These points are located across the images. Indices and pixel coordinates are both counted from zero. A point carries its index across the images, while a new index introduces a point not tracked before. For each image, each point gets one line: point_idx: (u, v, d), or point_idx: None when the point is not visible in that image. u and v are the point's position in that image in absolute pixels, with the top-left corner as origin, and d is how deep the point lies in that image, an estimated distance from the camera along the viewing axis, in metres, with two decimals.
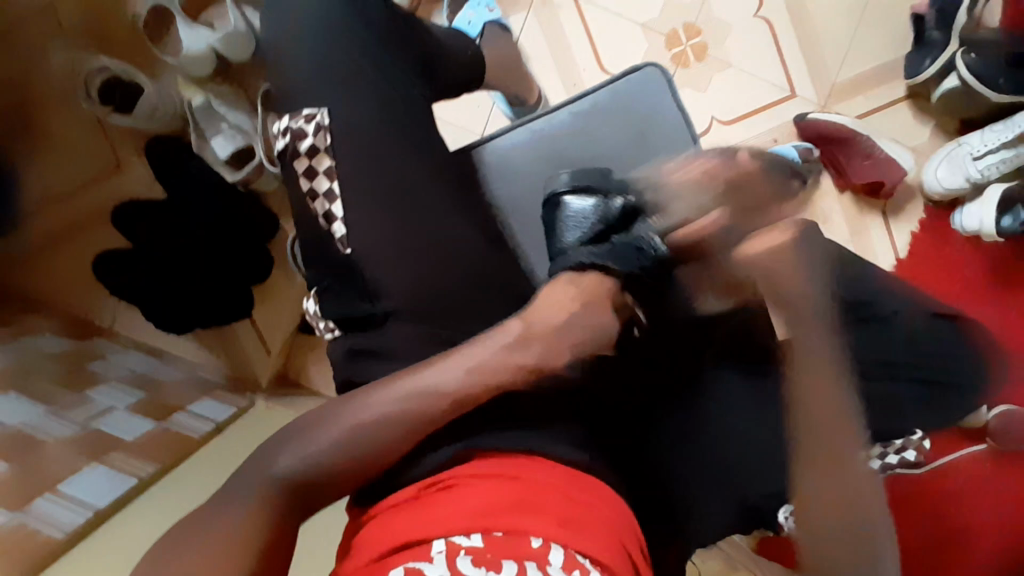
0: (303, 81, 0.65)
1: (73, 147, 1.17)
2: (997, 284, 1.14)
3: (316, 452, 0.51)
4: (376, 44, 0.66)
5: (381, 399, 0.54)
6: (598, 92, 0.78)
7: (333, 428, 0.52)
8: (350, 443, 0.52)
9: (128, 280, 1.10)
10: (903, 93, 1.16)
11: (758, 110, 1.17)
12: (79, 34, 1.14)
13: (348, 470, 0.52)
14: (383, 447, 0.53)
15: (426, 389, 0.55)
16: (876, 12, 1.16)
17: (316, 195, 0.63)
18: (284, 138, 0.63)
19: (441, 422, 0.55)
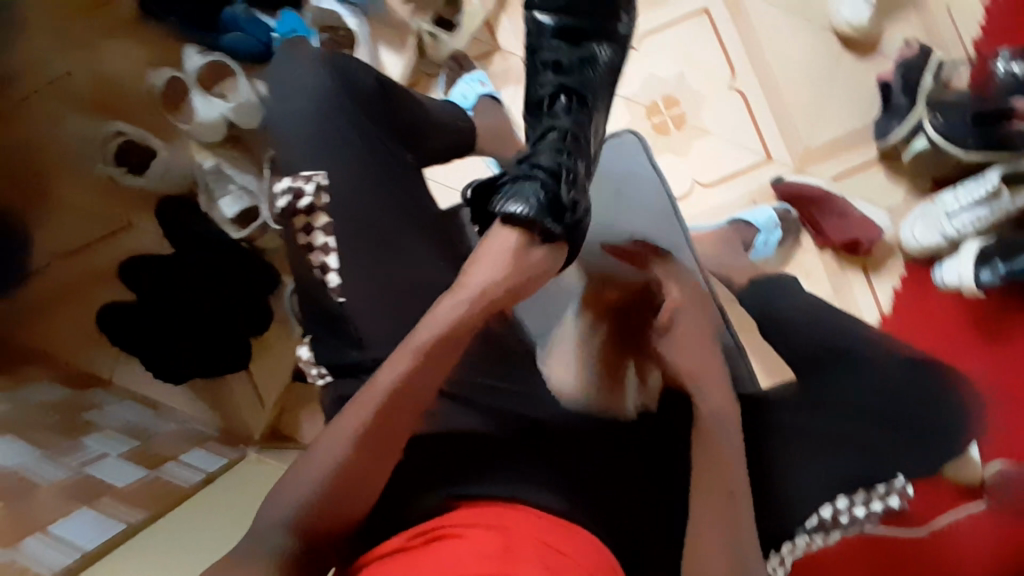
0: (297, 145, 0.67)
1: (79, 209, 1.20)
2: (984, 339, 1.18)
3: (300, 492, 0.56)
4: (371, 112, 0.71)
5: (348, 422, 0.57)
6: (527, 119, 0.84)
7: (308, 484, 0.57)
8: (329, 465, 0.57)
9: (129, 332, 1.14)
10: (875, 156, 1.23)
11: (737, 172, 1.23)
12: (92, 103, 1.18)
13: (334, 511, 0.57)
14: (358, 458, 0.57)
15: (374, 388, 0.58)
16: (847, 83, 1.23)
17: (314, 248, 0.65)
18: (285, 198, 0.65)
19: (396, 411, 0.58)
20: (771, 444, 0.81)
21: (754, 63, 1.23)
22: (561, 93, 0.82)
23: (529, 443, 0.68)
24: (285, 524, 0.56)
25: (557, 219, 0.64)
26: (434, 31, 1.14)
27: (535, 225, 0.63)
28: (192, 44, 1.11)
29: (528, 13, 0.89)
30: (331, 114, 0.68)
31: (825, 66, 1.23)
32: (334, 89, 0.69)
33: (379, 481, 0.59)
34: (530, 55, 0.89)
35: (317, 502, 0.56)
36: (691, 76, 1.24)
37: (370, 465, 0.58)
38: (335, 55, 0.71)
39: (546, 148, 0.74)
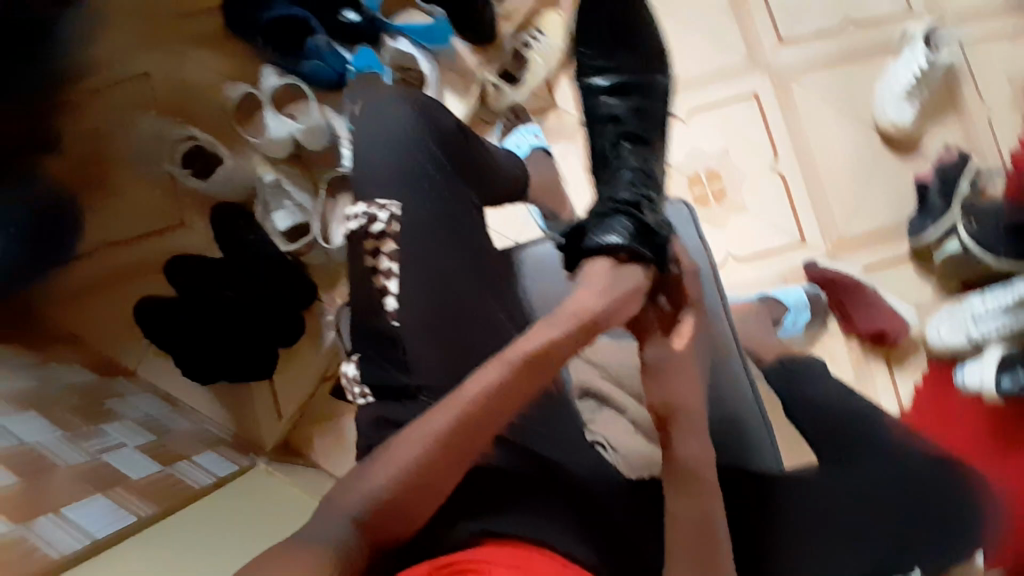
0: (375, 175, 0.71)
1: (135, 204, 1.24)
2: (1000, 446, 1.17)
3: (370, 486, 0.57)
4: (448, 154, 0.75)
5: (432, 420, 0.59)
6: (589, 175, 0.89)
7: (358, 491, 0.57)
8: (405, 461, 0.57)
9: (164, 327, 1.17)
10: (906, 253, 1.26)
11: (771, 251, 1.26)
12: (166, 106, 1.23)
13: (377, 524, 0.56)
14: (432, 461, 0.57)
15: (462, 395, 0.59)
16: (885, 180, 1.27)
17: (376, 272, 0.69)
18: (358, 221, 0.69)
19: (482, 416, 0.58)
20: (788, 524, 0.80)
21: (797, 150, 1.28)
22: (623, 139, 0.88)
23: (553, 486, 0.68)
24: (345, 519, 0.55)
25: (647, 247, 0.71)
26: (498, 83, 1.21)
27: (626, 250, 0.70)
28: (269, 65, 1.17)
29: (581, 73, 0.96)
30: (412, 148, 0.72)
31: (866, 162, 1.28)
32: (416, 125, 0.73)
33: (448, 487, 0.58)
34: (584, 111, 0.95)
35: (386, 496, 0.56)
36: (735, 154, 1.29)
37: (441, 468, 0.57)
38: (420, 94, 0.76)
39: (624, 185, 0.80)
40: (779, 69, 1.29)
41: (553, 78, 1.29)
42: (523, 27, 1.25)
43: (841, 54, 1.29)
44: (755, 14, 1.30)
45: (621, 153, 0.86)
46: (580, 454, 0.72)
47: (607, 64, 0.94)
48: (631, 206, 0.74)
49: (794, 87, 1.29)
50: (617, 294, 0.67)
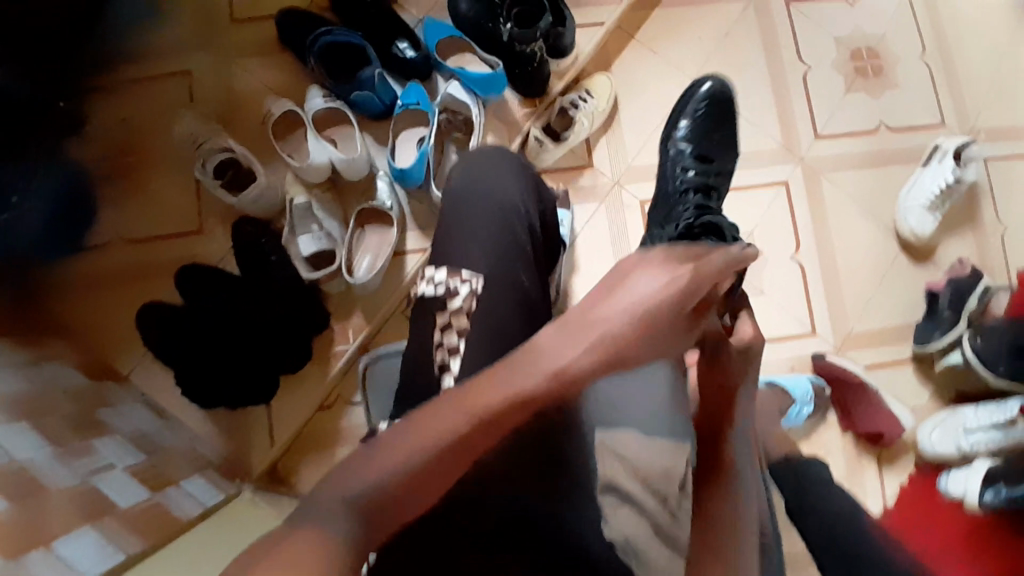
0: (469, 248, 0.73)
1: (157, 203, 1.20)
2: (976, 546, 1.19)
3: (395, 463, 0.47)
4: (536, 233, 0.79)
5: (484, 393, 0.50)
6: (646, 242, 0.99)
7: (396, 454, 0.47)
8: (443, 435, 0.48)
9: (169, 337, 1.13)
10: (908, 356, 1.29)
11: (783, 337, 1.28)
12: (202, 108, 1.20)
13: (412, 493, 0.47)
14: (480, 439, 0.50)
15: (535, 361, 0.54)
16: (896, 282, 1.32)
17: (441, 346, 0.69)
18: (435, 289, 0.71)
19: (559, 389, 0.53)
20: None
21: (818, 242, 1.32)
22: (699, 192, 1.01)
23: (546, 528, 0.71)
24: (360, 496, 0.45)
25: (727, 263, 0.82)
26: (541, 140, 1.22)
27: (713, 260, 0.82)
28: (317, 86, 1.18)
29: (666, 139, 1.09)
30: (510, 219, 0.75)
31: (881, 263, 1.32)
32: (521, 199, 0.78)
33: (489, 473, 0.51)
34: (662, 169, 1.07)
35: (411, 471, 0.47)
36: (759, 237, 1.31)
37: (482, 443, 0.49)
38: (524, 166, 0.81)
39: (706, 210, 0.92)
40: (811, 160, 1.34)
41: (592, 140, 1.32)
42: (571, 88, 1.29)
43: (870, 156, 1.35)
44: (794, 105, 1.36)
45: (697, 198, 0.99)
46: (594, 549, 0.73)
47: (692, 135, 1.07)
48: (711, 228, 0.89)
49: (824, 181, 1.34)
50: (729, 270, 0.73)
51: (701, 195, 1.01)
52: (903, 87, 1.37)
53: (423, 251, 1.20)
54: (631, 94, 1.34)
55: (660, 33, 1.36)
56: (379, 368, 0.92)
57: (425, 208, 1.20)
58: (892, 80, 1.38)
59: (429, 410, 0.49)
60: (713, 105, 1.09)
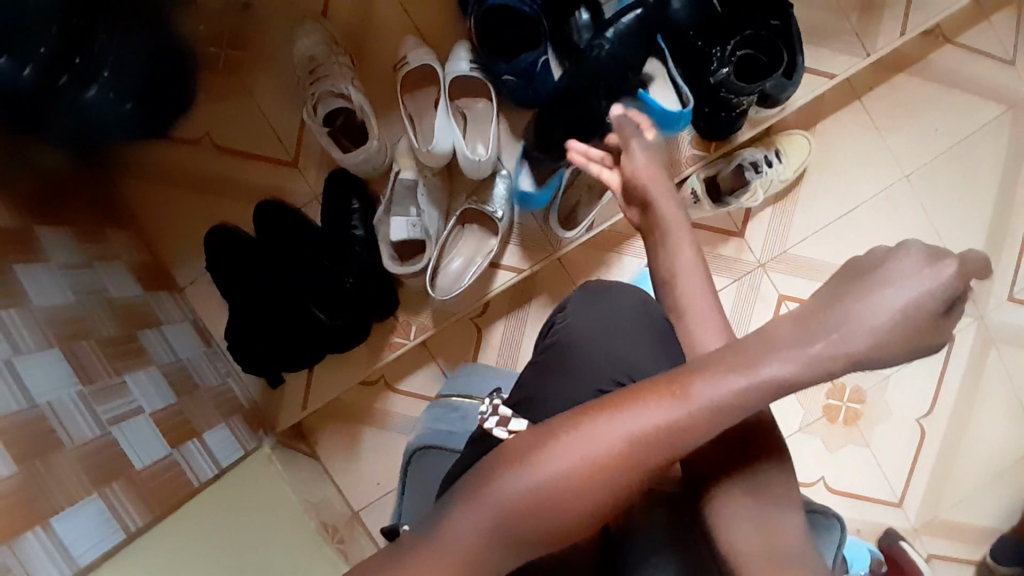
0: (544, 400, 0.61)
1: (257, 117, 1.05)
2: None
3: (525, 479, 0.47)
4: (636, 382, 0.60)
5: (622, 418, 0.47)
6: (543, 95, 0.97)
7: (524, 474, 0.47)
8: (579, 458, 0.46)
9: (229, 269, 1.03)
10: (978, 557, 1.16)
11: (864, 496, 1.14)
12: (336, 27, 1.02)
13: (540, 518, 0.46)
14: (562, 496, 0.46)
15: (624, 420, 0.47)
16: (1012, 485, 1.15)
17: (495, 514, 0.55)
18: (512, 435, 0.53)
19: (662, 445, 0.46)
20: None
21: (955, 412, 1.15)
22: (607, 45, 0.92)
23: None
24: (497, 509, 0.47)
25: (616, 55, 0.93)
26: (699, 198, 1.06)
27: (622, 62, 0.93)
28: (465, 45, 0.97)
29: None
30: (631, 373, 0.60)
31: (1004, 459, 1.15)
32: (654, 351, 0.61)
33: (583, 525, 0.47)
34: (557, 34, 0.97)
35: (536, 502, 0.46)
36: (891, 388, 1.14)
37: (610, 486, 0.46)
38: (659, 309, 0.65)
39: (614, 40, 0.92)
40: (990, 322, 1.14)
41: (756, 208, 1.11)
42: (758, 142, 1.08)
43: None
44: (1002, 251, 1.13)
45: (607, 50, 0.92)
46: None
47: None
48: (620, 43, 0.93)
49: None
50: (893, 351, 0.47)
51: (607, 47, 0.92)
52: None
53: (520, 272, 1.05)
54: (823, 170, 1.11)
55: (893, 110, 1.11)
56: (425, 463, 0.75)
57: (536, 227, 1.04)
58: None
59: (512, 456, 0.48)
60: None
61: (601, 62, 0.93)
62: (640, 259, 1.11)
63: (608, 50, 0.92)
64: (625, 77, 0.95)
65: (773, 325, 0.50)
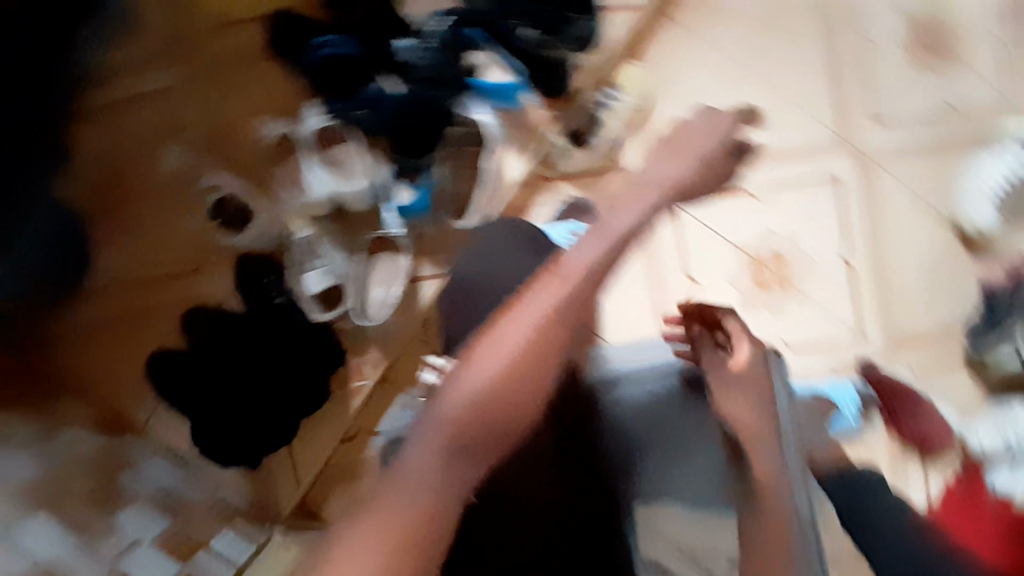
0: None
1: (156, 241, 1.11)
2: None
3: (464, 394, 0.55)
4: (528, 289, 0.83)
5: (522, 313, 0.59)
6: (381, 110, 1.01)
7: (462, 390, 0.55)
8: (503, 357, 0.56)
9: (179, 385, 1.06)
10: (959, 355, 1.22)
11: (827, 343, 1.21)
12: (197, 138, 1.10)
13: (490, 419, 0.54)
14: (498, 394, 0.55)
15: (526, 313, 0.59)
16: (951, 279, 1.23)
17: None
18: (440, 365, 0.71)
19: (557, 316, 0.59)
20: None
21: (870, 238, 1.23)
22: (427, 52, 1.03)
23: (572, 477, 0.78)
24: (447, 429, 0.53)
25: (436, 57, 1.04)
26: (563, 147, 1.14)
27: (440, 61, 1.04)
28: (311, 102, 1.07)
29: (373, 25, 1.06)
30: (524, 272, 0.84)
31: (933, 260, 1.23)
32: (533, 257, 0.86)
33: (522, 416, 0.56)
34: (378, 51, 1.03)
35: (479, 408, 0.54)
36: (806, 239, 1.21)
37: (536, 372, 0.56)
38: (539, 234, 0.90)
39: (430, 48, 1.04)
40: (866, 149, 1.23)
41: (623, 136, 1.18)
42: (603, 82, 1.17)
43: (924, 142, 1.25)
44: (844, 88, 1.24)
45: (427, 56, 1.03)
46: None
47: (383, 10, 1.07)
48: (438, 47, 1.04)
49: (787, 111, 1.23)
50: (712, 167, 0.78)
51: (428, 55, 1.03)
52: (967, 64, 1.26)
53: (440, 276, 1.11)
54: (668, 86, 1.20)
55: (697, 12, 1.23)
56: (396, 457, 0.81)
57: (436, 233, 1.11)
58: (957, 55, 1.26)
59: (446, 385, 0.57)
60: (392, 12, 1.06)
61: (424, 69, 1.03)
62: (544, 222, 1.13)
63: (429, 56, 1.03)
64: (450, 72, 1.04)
65: (607, 202, 0.72)
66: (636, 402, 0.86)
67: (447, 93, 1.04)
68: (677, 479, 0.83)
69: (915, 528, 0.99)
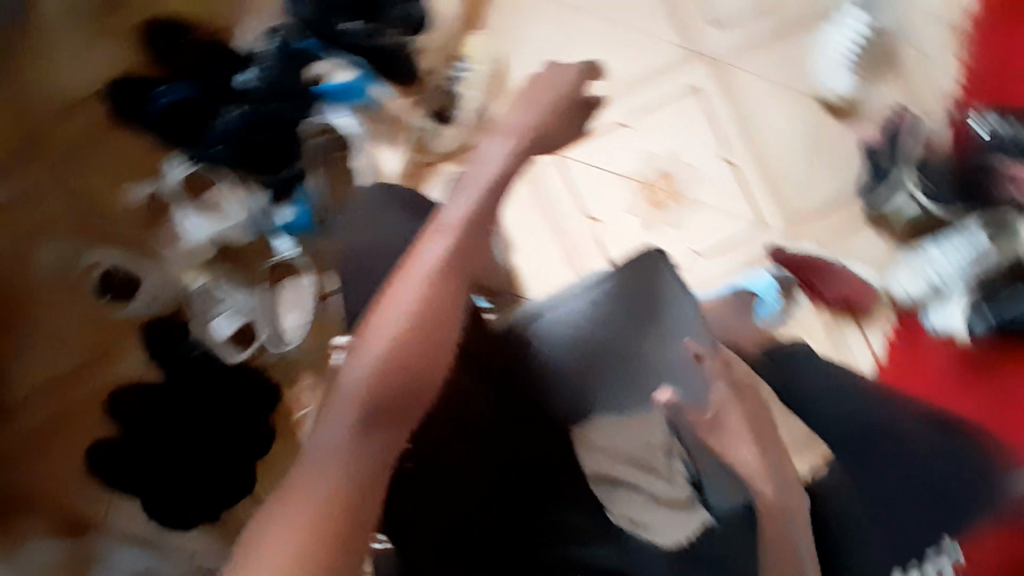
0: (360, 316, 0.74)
1: (59, 338, 1.09)
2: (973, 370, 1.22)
3: (369, 355, 0.69)
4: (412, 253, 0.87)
5: (408, 280, 0.74)
6: (226, 137, 1.01)
7: (367, 351, 0.69)
8: (399, 318, 0.71)
9: (119, 471, 1.03)
10: (861, 215, 1.27)
11: (733, 241, 1.26)
12: (69, 225, 1.09)
13: (392, 370, 0.69)
14: (397, 350, 0.70)
15: (414, 273, 0.75)
16: (831, 147, 1.28)
17: None
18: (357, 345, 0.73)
19: (438, 275, 0.75)
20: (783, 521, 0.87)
21: (744, 132, 1.27)
22: (259, 71, 1.04)
23: (491, 425, 0.81)
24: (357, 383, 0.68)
25: (271, 74, 1.04)
26: (431, 128, 1.12)
27: (275, 75, 1.04)
28: (169, 155, 1.07)
29: (206, 67, 1.06)
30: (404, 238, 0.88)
31: (809, 135, 1.28)
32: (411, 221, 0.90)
33: (420, 359, 0.70)
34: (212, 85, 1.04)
35: (379, 362, 0.68)
36: (684, 151, 1.26)
37: (430, 323, 0.73)
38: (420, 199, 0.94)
39: (263, 68, 1.05)
40: (714, 53, 1.28)
41: None
42: (449, 57, 1.16)
43: (766, 30, 1.30)
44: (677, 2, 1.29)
45: (261, 75, 1.04)
46: (602, 539, 0.80)
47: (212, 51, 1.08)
48: (271, 65, 1.05)
49: (632, 37, 1.26)
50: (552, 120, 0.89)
51: (261, 74, 1.04)
52: None
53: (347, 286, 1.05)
54: (517, 46, 1.21)
55: None
56: None
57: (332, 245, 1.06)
58: None
59: (354, 349, 0.70)
60: (222, 51, 1.08)
61: (261, 86, 1.03)
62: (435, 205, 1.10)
63: (262, 74, 1.04)
64: (288, 83, 1.04)
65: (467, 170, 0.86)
66: (557, 328, 0.86)
67: (289, 102, 1.03)
68: (610, 389, 0.85)
69: (857, 395, 0.99)
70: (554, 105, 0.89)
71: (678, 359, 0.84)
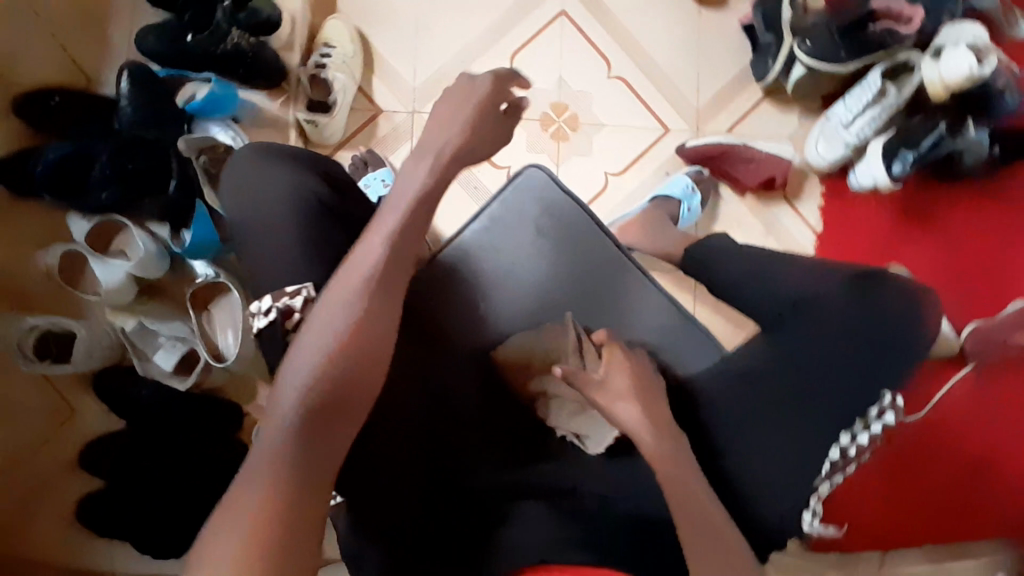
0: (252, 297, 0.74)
1: (15, 413, 1.11)
2: (905, 217, 1.23)
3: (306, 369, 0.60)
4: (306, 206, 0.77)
5: (350, 272, 0.65)
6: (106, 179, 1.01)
7: (306, 364, 0.60)
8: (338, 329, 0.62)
9: (107, 520, 1.06)
10: (760, 93, 1.28)
11: (643, 152, 1.27)
12: None
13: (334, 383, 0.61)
14: (349, 366, 0.61)
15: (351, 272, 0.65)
16: (712, 36, 1.28)
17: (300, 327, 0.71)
18: (269, 314, 0.70)
19: (380, 281, 0.65)
20: (696, 421, 0.82)
21: (625, 44, 1.28)
22: (124, 103, 1.03)
23: (424, 377, 0.81)
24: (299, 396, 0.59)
25: (135, 101, 1.03)
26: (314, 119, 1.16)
27: (139, 103, 1.03)
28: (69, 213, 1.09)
29: (81, 118, 1.08)
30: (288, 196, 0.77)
31: (688, 31, 1.29)
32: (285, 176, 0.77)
33: (368, 372, 0.62)
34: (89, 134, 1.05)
35: (324, 376, 0.60)
36: (571, 78, 1.27)
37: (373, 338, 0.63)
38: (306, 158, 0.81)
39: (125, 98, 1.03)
40: None
41: (366, 85, 1.22)
42: (310, 51, 1.20)
43: None
44: None
45: (126, 107, 1.03)
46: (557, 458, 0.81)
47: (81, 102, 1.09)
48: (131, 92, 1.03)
49: None
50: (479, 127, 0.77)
51: (126, 104, 1.03)
52: None
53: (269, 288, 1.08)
54: (381, 24, 1.23)
55: None
56: None
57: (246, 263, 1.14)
58: None
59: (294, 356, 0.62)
60: (92, 99, 1.09)
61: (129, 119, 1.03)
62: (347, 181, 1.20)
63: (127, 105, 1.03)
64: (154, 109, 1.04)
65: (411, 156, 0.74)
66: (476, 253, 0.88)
67: (162, 129, 1.05)
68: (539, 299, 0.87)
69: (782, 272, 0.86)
70: (469, 120, 0.76)
71: (596, 255, 0.88)
